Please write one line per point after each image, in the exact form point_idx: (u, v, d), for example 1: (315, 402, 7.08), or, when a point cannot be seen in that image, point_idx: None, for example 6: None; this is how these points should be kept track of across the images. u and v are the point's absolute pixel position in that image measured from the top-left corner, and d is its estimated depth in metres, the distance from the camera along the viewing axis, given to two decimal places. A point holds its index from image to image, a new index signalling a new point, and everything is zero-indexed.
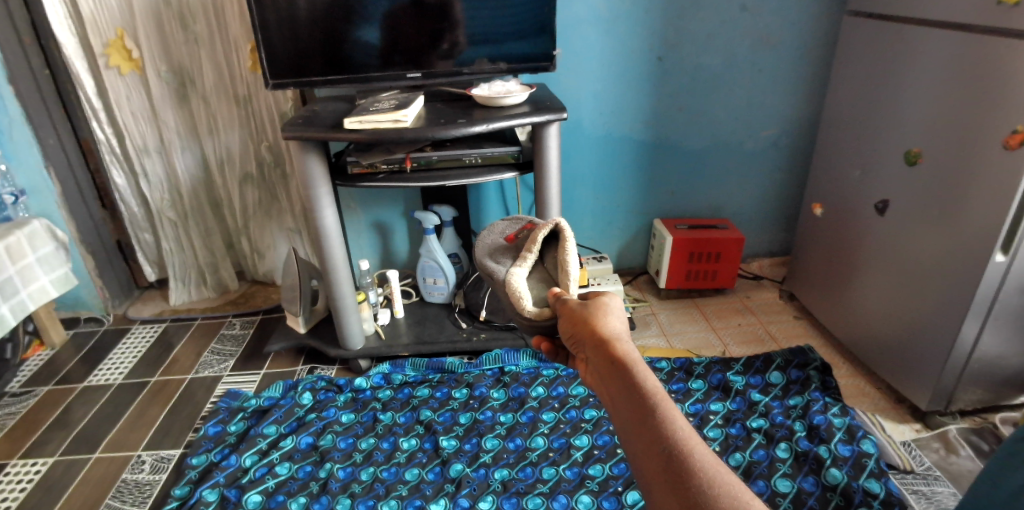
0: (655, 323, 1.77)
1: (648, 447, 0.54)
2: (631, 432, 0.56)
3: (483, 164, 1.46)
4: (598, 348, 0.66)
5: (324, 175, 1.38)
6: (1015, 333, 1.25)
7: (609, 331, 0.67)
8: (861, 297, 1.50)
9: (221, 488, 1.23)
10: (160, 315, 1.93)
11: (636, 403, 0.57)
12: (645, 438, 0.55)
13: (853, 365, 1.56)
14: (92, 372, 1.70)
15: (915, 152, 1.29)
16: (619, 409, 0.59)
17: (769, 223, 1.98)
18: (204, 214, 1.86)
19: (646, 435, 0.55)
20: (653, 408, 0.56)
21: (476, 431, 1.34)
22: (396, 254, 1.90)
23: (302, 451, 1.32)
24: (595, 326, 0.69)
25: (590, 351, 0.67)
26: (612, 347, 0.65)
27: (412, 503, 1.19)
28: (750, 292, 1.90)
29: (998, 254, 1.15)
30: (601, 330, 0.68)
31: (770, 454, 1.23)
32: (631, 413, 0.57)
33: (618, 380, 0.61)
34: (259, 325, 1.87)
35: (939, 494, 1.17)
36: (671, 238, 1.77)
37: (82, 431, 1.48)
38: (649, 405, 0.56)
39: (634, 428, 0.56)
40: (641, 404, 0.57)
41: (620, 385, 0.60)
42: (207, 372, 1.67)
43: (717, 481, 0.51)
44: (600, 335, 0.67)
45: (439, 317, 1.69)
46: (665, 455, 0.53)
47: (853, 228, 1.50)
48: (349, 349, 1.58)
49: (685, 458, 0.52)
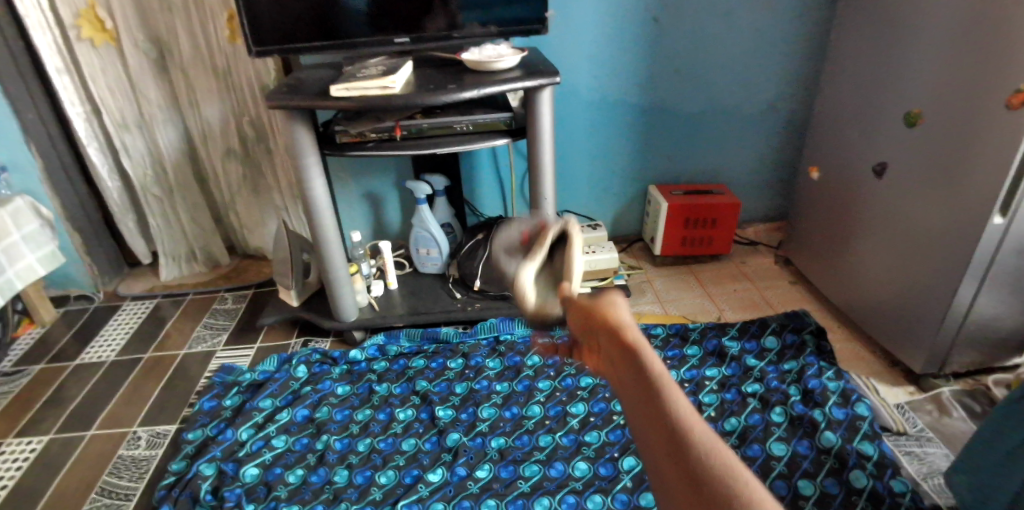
0: (651, 290, 1.76)
1: (650, 427, 0.46)
2: (652, 448, 0.45)
3: (475, 131, 1.42)
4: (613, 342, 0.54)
5: (313, 145, 1.35)
6: (1012, 296, 1.24)
7: (623, 322, 0.56)
8: (857, 262, 1.49)
9: (218, 462, 1.23)
10: (151, 291, 1.91)
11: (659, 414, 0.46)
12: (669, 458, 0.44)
13: (848, 329, 1.56)
14: (85, 349, 1.68)
15: (916, 113, 1.26)
16: (624, 389, 0.50)
17: (765, 189, 1.96)
18: (190, 189, 1.83)
19: (671, 454, 0.44)
20: (661, 386, 0.47)
21: (473, 400, 1.34)
22: (389, 224, 1.87)
23: (298, 424, 1.31)
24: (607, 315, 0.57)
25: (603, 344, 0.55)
26: (627, 341, 0.53)
27: (410, 472, 1.19)
28: (747, 257, 1.89)
29: (996, 216, 1.14)
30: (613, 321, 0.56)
31: (766, 418, 1.24)
32: (635, 392, 0.48)
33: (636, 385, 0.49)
34: (251, 300, 1.85)
35: (931, 455, 1.18)
36: (666, 204, 1.74)
37: (77, 409, 1.48)
38: (656, 384, 0.47)
39: (656, 444, 0.45)
40: (643, 381, 0.48)
41: (626, 365, 0.51)
42: (200, 347, 1.66)
43: (727, 471, 0.42)
44: (614, 327, 0.55)
45: (433, 287, 1.68)
46: (667, 435, 0.45)
47: (850, 192, 1.49)
48: (343, 320, 1.57)
49: (692, 444, 0.44)
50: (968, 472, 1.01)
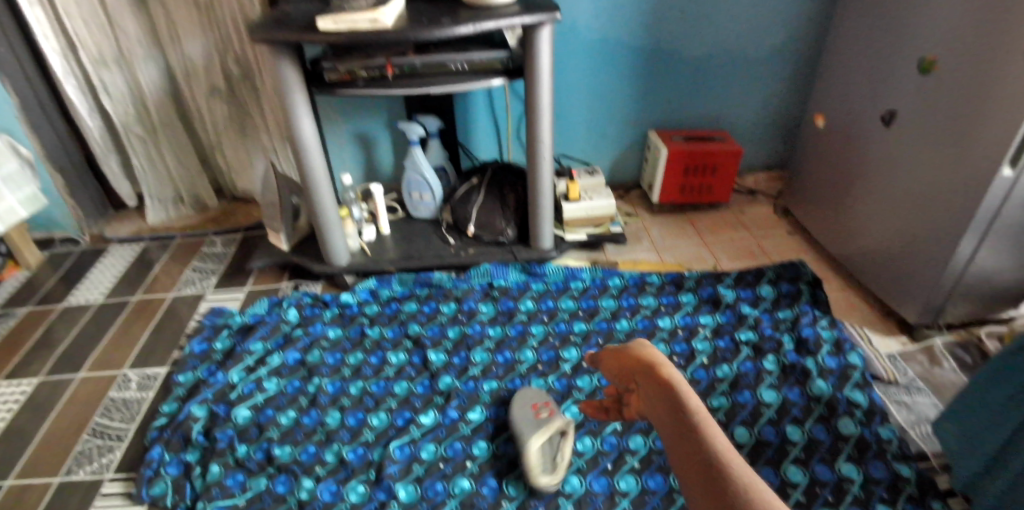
0: (647, 237, 1.74)
1: (695, 479, 0.50)
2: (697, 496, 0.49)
3: (470, 71, 1.36)
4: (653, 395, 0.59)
5: (300, 82, 1.29)
6: (1013, 249, 1.22)
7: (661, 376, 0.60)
8: (858, 212, 1.47)
9: (209, 404, 1.22)
10: (138, 234, 1.87)
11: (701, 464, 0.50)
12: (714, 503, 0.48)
13: (844, 279, 1.56)
14: (72, 292, 1.66)
15: (930, 59, 1.21)
16: (656, 419, 0.57)
17: (767, 136, 1.91)
18: (174, 129, 1.76)
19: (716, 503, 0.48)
20: (698, 427, 0.53)
21: (465, 345, 1.33)
22: (381, 167, 1.82)
23: (290, 367, 1.30)
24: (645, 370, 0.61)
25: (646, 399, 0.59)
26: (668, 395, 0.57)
27: (402, 415, 1.19)
28: (745, 206, 1.87)
29: (1005, 167, 1.11)
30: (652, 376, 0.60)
31: (758, 366, 1.24)
32: (672, 431, 0.54)
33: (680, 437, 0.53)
34: (241, 243, 1.82)
35: (920, 405, 1.19)
36: (666, 150, 1.70)
37: (66, 351, 1.46)
38: (691, 421, 0.54)
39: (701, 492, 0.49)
40: (682, 422, 0.54)
41: (660, 399, 0.58)
42: (190, 290, 1.64)
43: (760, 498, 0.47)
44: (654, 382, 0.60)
45: (426, 232, 1.65)
46: (712, 485, 0.49)
47: (855, 141, 1.45)
48: (334, 265, 1.54)
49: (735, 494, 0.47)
50: (958, 421, 1.02)
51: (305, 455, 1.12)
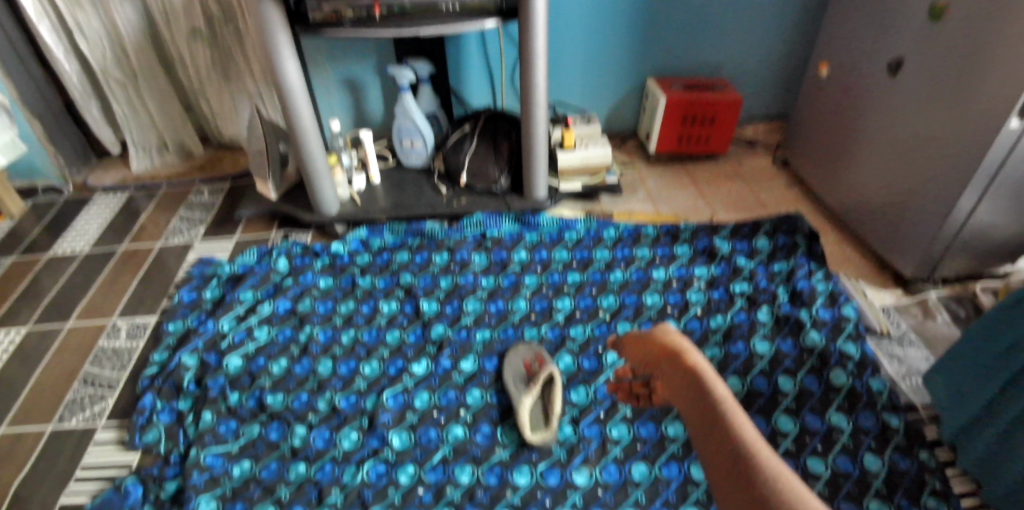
0: (643, 188, 1.71)
1: (725, 471, 0.52)
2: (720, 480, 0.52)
3: (462, 11, 1.31)
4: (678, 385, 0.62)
5: (283, 22, 1.22)
6: (1014, 203, 1.21)
7: (687, 363, 0.63)
8: (858, 164, 1.45)
9: (200, 353, 1.21)
10: (123, 183, 1.82)
11: (720, 450, 0.53)
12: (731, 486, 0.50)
13: (840, 232, 1.55)
14: (58, 241, 1.62)
15: (941, 5, 1.16)
16: (687, 410, 0.60)
17: (768, 86, 1.87)
18: (155, 74, 1.69)
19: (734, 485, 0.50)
20: (726, 417, 0.55)
21: (458, 294, 1.32)
22: (371, 114, 1.77)
23: (281, 316, 1.29)
24: (671, 359, 0.65)
25: (673, 389, 0.63)
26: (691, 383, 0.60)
27: (394, 364, 1.19)
28: (743, 157, 1.84)
29: (1012, 119, 1.08)
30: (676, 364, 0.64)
31: (751, 317, 1.24)
32: (702, 420, 0.57)
33: (702, 426, 0.56)
34: (229, 192, 1.78)
35: (911, 357, 1.20)
36: (664, 99, 1.65)
37: (54, 301, 1.44)
38: (719, 410, 0.56)
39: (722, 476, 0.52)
40: (713, 417, 0.56)
41: (690, 390, 0.60)
42: (177, 239, 1.61)
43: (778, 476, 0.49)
44: (678, 370, 0.63)
45: (418, 181, 1.62)
46: (739, 471, 0.51)
47: (859, 91, 1.41)
48: (324, 214, 1.51)
49: (756, 471, 0.50)
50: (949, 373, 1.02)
51: (298, 403, 1.12)
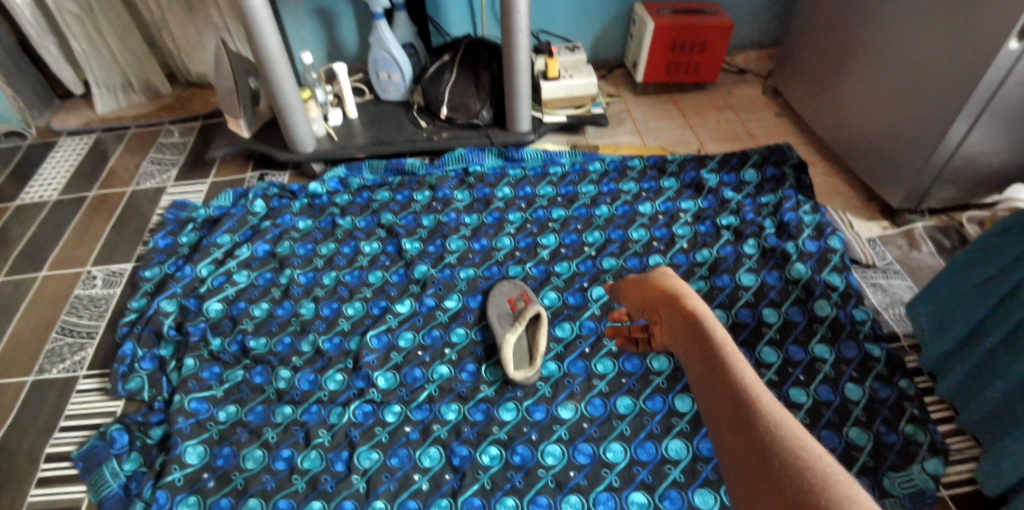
0: (629, 120, 1.66)
1: (724, 413, 0.48)
2: (719, 424, 0.48)
3: None
4: (677, 326, 0.58)
5: None
6: (1007, 129, 1.18)
7: (688, 305, 0.59)
8: (850, 91, 1.40)
9: (179, 298, 1.19)
10: (88, 125, 1.73)
11: (722, 393, 0.49)
12: (731, 429, 0.47)
13: (829, 163, 1.52)
14: (24, 188, 1.56)
15: None
16: (683, 354, 0.56)
17: (760, 10, 1.79)
18: (113, 5, 1.58)
19: (734, 429, 0.46)
20: (726, 359, 0.51)
21: (440, 233, 1.29)
22: (345, 46, 1.68)
23: (260, 259, 1.26)
24: (672, 300, 0.60)
25: (672, 329, 0.59)
26: (693, 323, 0.56)
27: (378, 304, 1.17)
28: (733, 87, 1.78)
29: (1012, 40, 1.04)
30: (677, 305, 0.59)
31: (738, 251, 1.23)
32: (699, 362, 0.53)
33: (703, 367, 0.52)
34: (200, 131, 1.70)
35: (895, 287, 1.20)
36: (653, 25, 1.58)
37: (24, 250, 1.40)
38: (717, 352, 0.52)
39: (721, 418, 0.48)
40: (711, 358, 0.52)
41: (688, 333, 0.56)
42: (149, 183, 1.54)
43: (781, 425, 0.46)
44: (679, 311, 0.59)
45: (397, 115, 1.56)
46: (737, 413, 0.47)
47: (855, 14, 1.35)
48: (300, 152, 1.45)
49: (758, 417, 0.46)
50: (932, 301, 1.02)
51: (282, 347, 1.11)
